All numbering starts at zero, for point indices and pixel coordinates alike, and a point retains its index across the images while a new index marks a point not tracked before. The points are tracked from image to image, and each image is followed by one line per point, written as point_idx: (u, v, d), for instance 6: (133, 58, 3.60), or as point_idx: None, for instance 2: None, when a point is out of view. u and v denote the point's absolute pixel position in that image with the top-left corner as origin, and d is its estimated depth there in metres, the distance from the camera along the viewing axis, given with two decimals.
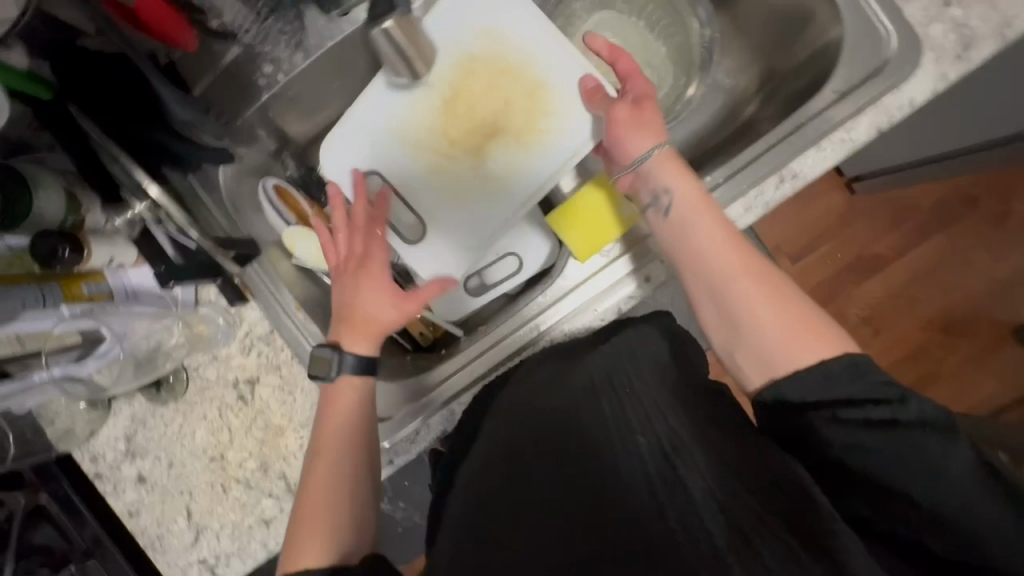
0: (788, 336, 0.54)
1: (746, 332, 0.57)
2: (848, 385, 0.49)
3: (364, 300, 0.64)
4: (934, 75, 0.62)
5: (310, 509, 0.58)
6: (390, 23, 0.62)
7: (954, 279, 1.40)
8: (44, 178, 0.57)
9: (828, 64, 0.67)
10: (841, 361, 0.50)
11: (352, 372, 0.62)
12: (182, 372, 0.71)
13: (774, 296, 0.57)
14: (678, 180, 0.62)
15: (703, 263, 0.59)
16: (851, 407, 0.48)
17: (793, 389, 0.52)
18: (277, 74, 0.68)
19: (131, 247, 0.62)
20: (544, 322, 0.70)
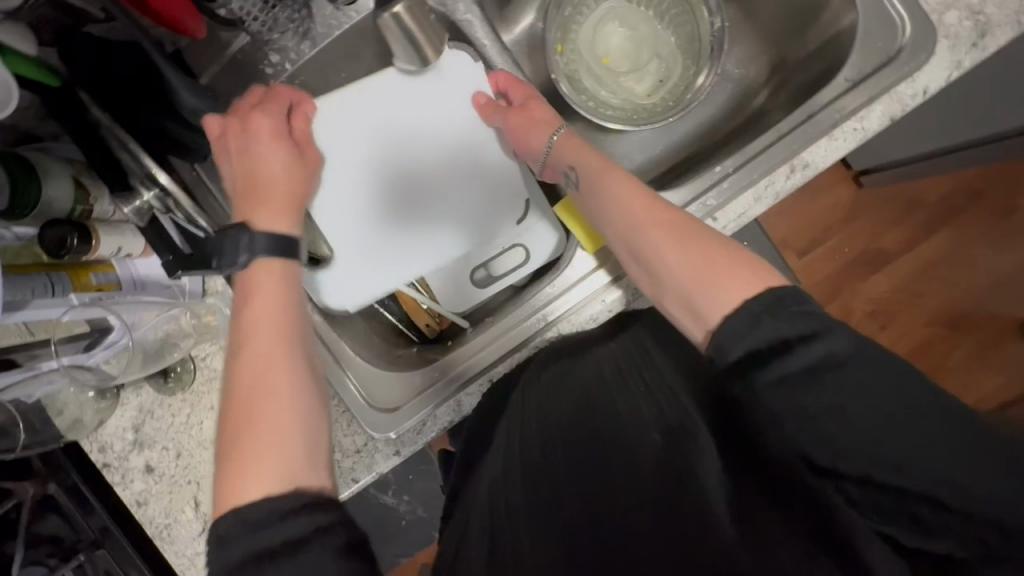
0: (701, 282, 0.50)
1: (669, 286, 0.52)
2: (766, 324, 0.44)
3: (262, 164, 0.57)
4: (949, 63, 0.61)
5: (244, 416, 0.46)
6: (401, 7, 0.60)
7: (965, 273, 1.39)
8: (52, 167, 0.57)
9: (841, 52, 0.67)
10: (758, 301, 0.46)
11: (266, 254, 0.53)
12: (190, 362, 0.71)
13: (681, 238, 0.53)
14: (572, 156, 0.64)
15: (622, 229, 0.56)
16: (780, 354, 0.43)
17: (727, 335, 0.46)
18: (285, 63, 0.68)
19: (140, 236, 0.63)
20: (551, 312, 0.70)
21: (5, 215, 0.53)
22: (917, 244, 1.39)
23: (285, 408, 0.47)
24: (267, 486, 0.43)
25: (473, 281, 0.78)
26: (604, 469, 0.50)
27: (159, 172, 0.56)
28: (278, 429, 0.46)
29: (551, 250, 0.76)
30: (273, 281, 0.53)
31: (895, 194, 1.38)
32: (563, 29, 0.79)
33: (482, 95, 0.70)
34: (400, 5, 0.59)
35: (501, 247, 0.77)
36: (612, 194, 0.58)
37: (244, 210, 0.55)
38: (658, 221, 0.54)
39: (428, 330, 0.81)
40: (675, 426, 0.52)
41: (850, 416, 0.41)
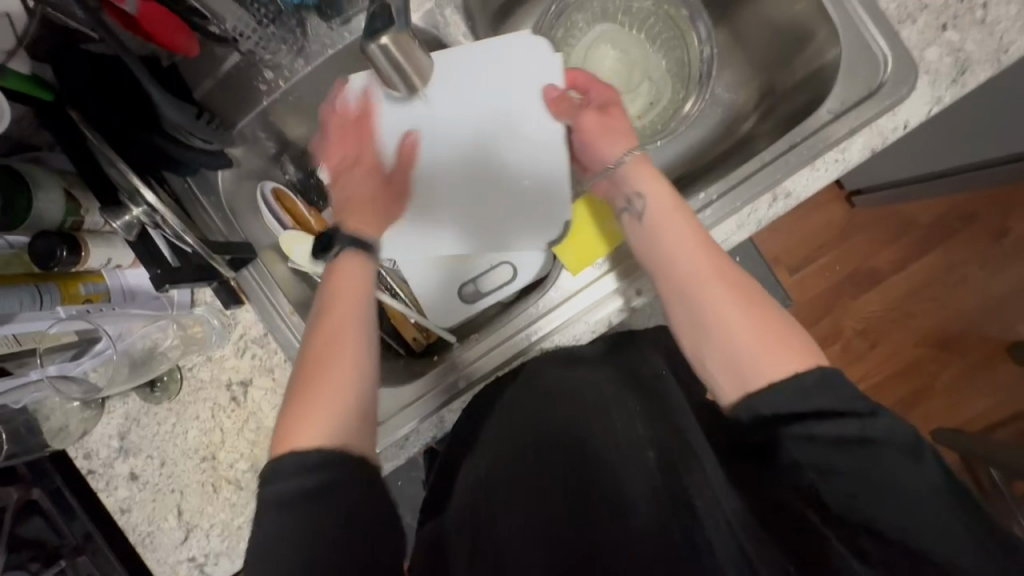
0: (754, 350, 0.52)
1: (714, 345, 0.54)
2: (816, 399, 0.48)
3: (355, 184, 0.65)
4: (929, 98, 0.62)
5: (315, 379, 0.52)
6: (385, 40, 0.54)
7: (955, 294, 1.40)
8: (44, 179, 0.57)
9: (825, 83, 0.68)
10: (812, 375, 0.49)
11: (354, 250, 0.60)
12: (176, 372, 0.72)
13: (742, 294, 0.55)
14: (650, 185, 0.62)
15: (680, 271, 0.57)
16: (817, 420, 0.47)
17: (772, 401, 0.49)
18: (278, 81, 0.69)
19: (129, 249, 0.64)
20: (535, 332, 0.71)
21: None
22: (907, 265, 1.40)
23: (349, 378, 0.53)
24: (321, 439, 0.49)
25: (461, 297, 0.79)
26: (595, 482, 0.49)
27: (144, 189, 0.56)
28: (338, 392, 0.51)
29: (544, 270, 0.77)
30: (359, 272, 0.59)
31: (886, 214, 1.39)
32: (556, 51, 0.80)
33: (551, 89, 0.68)
34: (387, 36, 0.53)
35: (489, 264, 0.78)
36: (677, 235, 0.58)
37: (342, 215, 0.64)
38: (716, 274, 0.55)
39: (415, 344, 0.82)
40: (671, 449, 0.51)
41: (868, 477, 0.44)
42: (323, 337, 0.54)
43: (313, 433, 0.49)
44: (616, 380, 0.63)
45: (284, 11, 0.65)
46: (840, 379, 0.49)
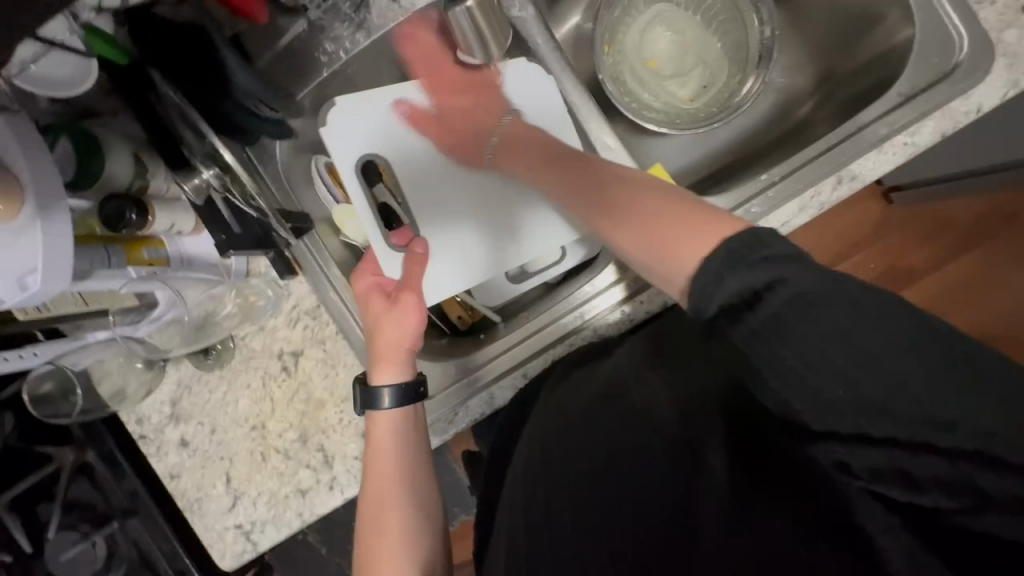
0: (666, 241, 0.50)
1: (629, 245, 0.54)
2: (742, 270, 0.43)
3: (387, 324, 0.61)
4: (1006, 81, 0.61)
5: (382, 527, 0.57)
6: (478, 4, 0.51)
7: (997, 296, 1.37)
8: (114, 143, 0.58)
9: (893, 67, 0.66)
10: (720, 254, 0.45)
11: (400, 403, 0.59)
12: (230, 341, 0.73)
13: (653, 209, 0.52)
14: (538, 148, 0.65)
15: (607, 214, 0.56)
16: (750, 309, 0.42)
17: (705, 297, 0.45)
18: (339, 52, 0.68)
19: (191, 214, 0.63)
20: (588, 311, 0.71)
21: (70, 187, 0.56)
22: (946, 262, 1.38)
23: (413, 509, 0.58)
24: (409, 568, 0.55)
25: (507, 277, 0.80)
26: (613, 464, 0.48)
27: (221, 149, 0.60)
28: (405, 531, 0.56)
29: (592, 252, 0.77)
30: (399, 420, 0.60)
31: (926, 211, 1.36)
32: (611, 31, 0.80)
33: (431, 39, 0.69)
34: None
35: None
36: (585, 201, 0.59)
37: (377, 368, 0.61)
38: (656, 199, 0.53)
39: (460, 322, 0.82)
40: (694, 418, 0.50)
41: (829, 361, 0.40)
42: (380, 500, 0.57)
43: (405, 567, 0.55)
44: (632, 361, 0.60)
45: None
46: (749, 248, 0.43)
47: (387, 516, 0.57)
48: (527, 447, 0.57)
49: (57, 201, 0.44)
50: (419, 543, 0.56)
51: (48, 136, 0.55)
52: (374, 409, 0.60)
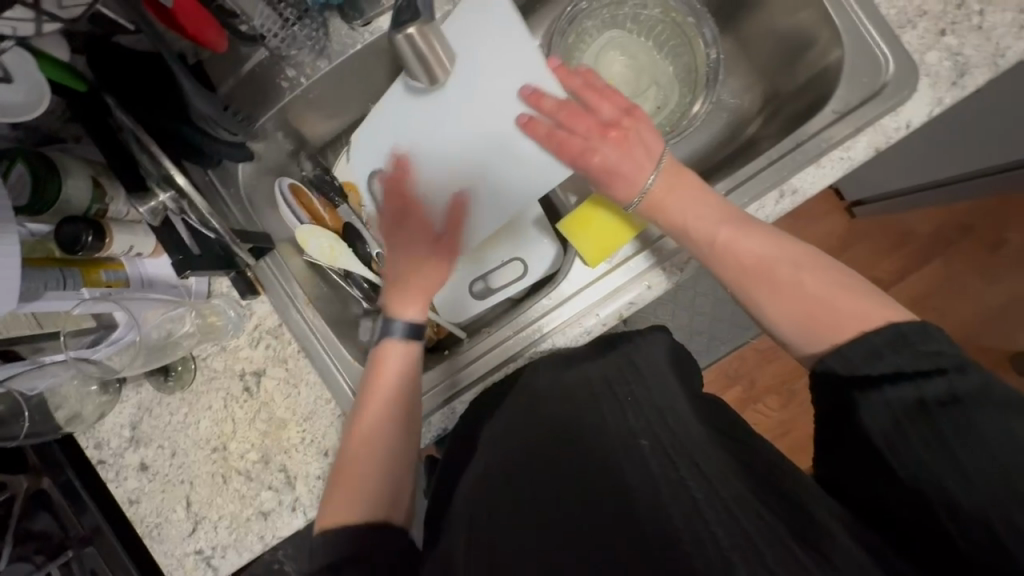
0: (822, 313, 0.56)
1: (774, 307, 0.59)
2: (893, 356, 0.49)
3: (419, 265, 0.69)
4: (930, 99, 0.64)
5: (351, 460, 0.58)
6: (412, 30, 0.60)
7: (961, 303, 1.41)
8: (72, 166, 0.59)
9: (829, 88, 0.70)
10: (886, 333, 0.50)
11: (400, 336, 0.64)
12: (191, 362, 0.73)
13: (800, 263, 0.59)
14: (678, 199, 0.65)
15: (726, 254, 0.62)
16: (891, 382, 0.48)
17: (837, 362, 0.52)
18: (300, 78, 0.71)
19: (151, 237, 0.64)
20: (545, 324, 0.72)
21: (20, 211, 0.55)
22: (910, 273, 1.42)
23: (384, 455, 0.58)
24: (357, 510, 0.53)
25: (472, 294, 0.80)
26: (591, 479, 0.49)
27: (175, 174, 0.58)
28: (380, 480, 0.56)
29: (550, 267, 0.79)
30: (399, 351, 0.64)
31: (888, 224, 1.41)
32: (567, 56, 0.83)
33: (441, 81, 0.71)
34: (415, 27, 0.60)
35: (501, 261, 0.81)
36: (720, 226, 0.62)
37: (397, 302, 0.66)
38: (763, 247, 0.60)
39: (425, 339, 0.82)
40: (664, 436, 0.50)
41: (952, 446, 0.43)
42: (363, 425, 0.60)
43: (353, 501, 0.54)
44: (607, 367, 0.61)
45: (310, 11, 0.67)
46: (934, 333, 0.48)
47: (372, 456, 0.58)
48: (486, 458, 0.57)
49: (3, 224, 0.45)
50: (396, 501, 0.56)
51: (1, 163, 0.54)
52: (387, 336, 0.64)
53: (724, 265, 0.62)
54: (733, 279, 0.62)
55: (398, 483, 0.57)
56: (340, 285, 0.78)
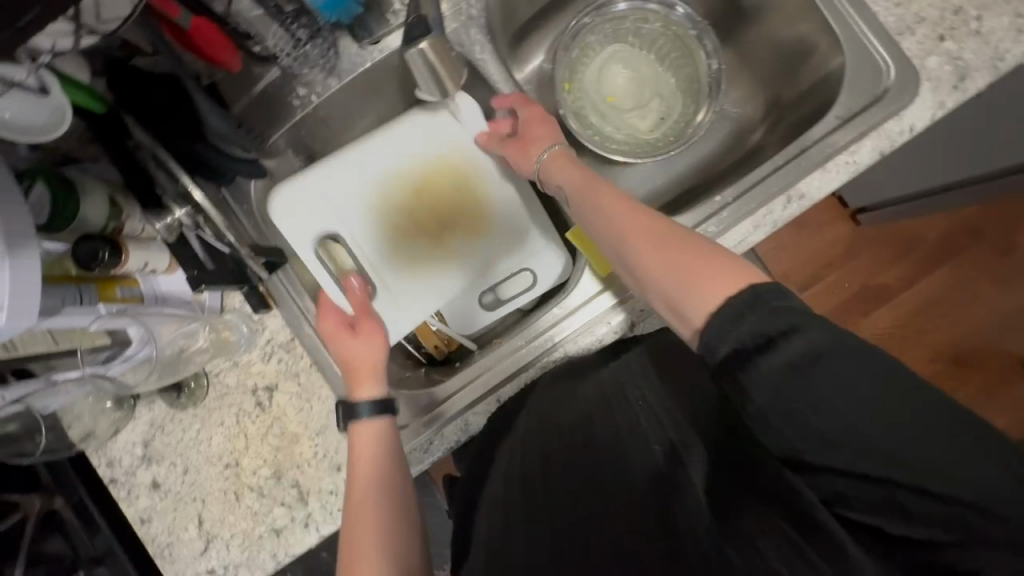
0: (679, 297, 0.48)
1: (656, 286, 0.51)
2: (745, 324, 0.42)
3: (355, 350, 0.65)
4: (932, 103, 0.65)
5: (357, 543, 0.54)
6: (425, 44, 0.62)
7: (974, 309, 1.40)
8: (90, 186, 0.60)
9: (830, 95, 0.71)
10: (740, 299, 0.43)
11: (371, 414, 0.61)
12: (203, 378, 0.73)
13: (660, 240, 0.51)
14: (568, 175, 0.63)
15: (609, 228, 0.56)
16: (761, 352, 0.41)
17: (715, 337, 0.43)
18: (311, 96, 0.72)
19: (165, 252, 0.65)
20: (558, 334, 0.72)
21: (43, 229, 0.56)
22: (918, 280, 1.41)
23: (385, 530, 0.55)
24: None
25: (482, 305, 0.79)
26: (604, 489, 0.50)
27: (193, 190, 0.59)
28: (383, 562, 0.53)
29: (552, 279, 0.80)
30: (370, 432, 0.61)
31: (892, 231, 1.41)
32: (571, 70, 0.85)
33: (484, 135, 0.73)
34: (427, 40, 0.62)
35: (510, 271, 0.79)
36: (606, 200, 0.57)
37: (350, 389, 0.64)
38: (631, 215, 0.54)
39: (436, 351, 0.82)
40: (675, 439, 0.52)
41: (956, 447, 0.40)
42: (359, 506, 0.57)
43: None
44: (614, 376, 0.61)
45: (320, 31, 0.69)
46: (777, 300, 0.42)
47: (370, 524, 0.55)
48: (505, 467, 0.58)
49: (25, 239, 0.45)
50: (410, 566, 0.54)
51: (23, 181, 0.55)
52: (355, 420, 0.61)
53: (620, 243, 0.54)
54: (619, 254, 0.54)
55: (407, 547, 0.55)
56: None
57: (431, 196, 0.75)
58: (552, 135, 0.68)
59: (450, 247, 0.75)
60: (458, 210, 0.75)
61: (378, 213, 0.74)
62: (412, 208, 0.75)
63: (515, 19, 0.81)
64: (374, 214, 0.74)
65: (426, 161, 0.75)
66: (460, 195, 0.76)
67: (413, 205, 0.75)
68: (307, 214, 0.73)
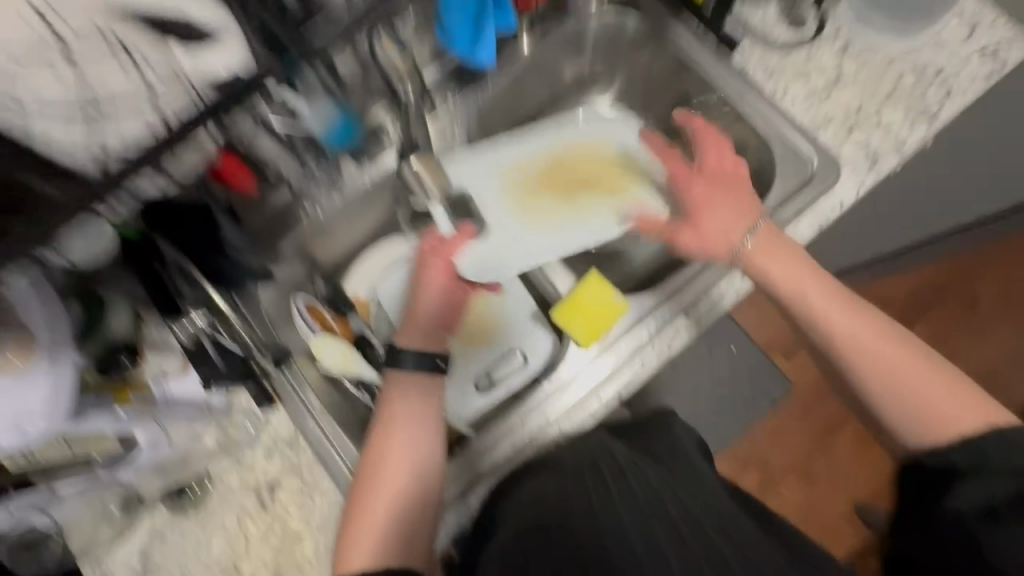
0: (919, 408, 0.60)
1: (885, 404, 0.62)
2: (1016, 457, 0.53)
3: (422, 301, 0.75)
4: (854, 183, 0.76)
5: (362, 510, 0.62)
6: (415, 160, 0.77)
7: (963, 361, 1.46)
8: (116, 299, 0.66)
9: (766, 179, 0.81)
10: (993, 437, 0.55)
11: (416, 369, 0.68)
12: (206, 481, 0.74)
13: (916, 360, 0.62)
14: (786, 266, 0.68)
15: (832, 331, 0.65)
16: (975, 475, 0.54)
17: (962, 454, 0.56)
18: (316, 209, 0.82)
19: (178, 356, 0.69)
20: (551, 409, 0.75)
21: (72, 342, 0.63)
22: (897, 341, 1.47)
23: (395, 494, 0.62)
24: (375, 557, 0.59)
25: (477, 390, 0.85)
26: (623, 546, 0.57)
27: (215, 296, 0.67)
28: (389, 523, 0.61)
29: (544, 358, 0.84)
30: (406, 392, 0.67)
31: (862, 295, 1.50)
32: None
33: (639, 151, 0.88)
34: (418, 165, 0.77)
35: (502, 355, 0.86)
36: (832, 298, 0.67)
37: (402, 330, 0.74)
38: (863, 326, 0.64)
39: None
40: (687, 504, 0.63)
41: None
42: (375, 469, 0.64)
43: (365, 554, 0.59)
44: (628, 452, 0.70)
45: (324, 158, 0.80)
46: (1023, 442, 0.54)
47: (383, 491, 0.62)
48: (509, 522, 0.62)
49: (65, 353, 0.52)
50: (411, 547, 0.61)
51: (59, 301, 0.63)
52: (396, 367, 0.69)
53: (841, 338, 0.65)
54: (840, 353, 0.65)
55: (413, 515, 0.62)
56: (351, 394, 0.80)
57: (574, 168, 0.90)
58: (745, 209, 0.73)
59: (582, 220, 0.88)
60: (592, 185, 0.89)
61: (527, 190, 0.88)
62: (550, 179, 0.89)
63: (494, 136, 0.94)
64: (507, 179, 0.88)
65: (617, 138, 0.91)
66: (607, 184, 0.89)
67: (553, 176, 0.89)
68: (477, 157, 0.87)
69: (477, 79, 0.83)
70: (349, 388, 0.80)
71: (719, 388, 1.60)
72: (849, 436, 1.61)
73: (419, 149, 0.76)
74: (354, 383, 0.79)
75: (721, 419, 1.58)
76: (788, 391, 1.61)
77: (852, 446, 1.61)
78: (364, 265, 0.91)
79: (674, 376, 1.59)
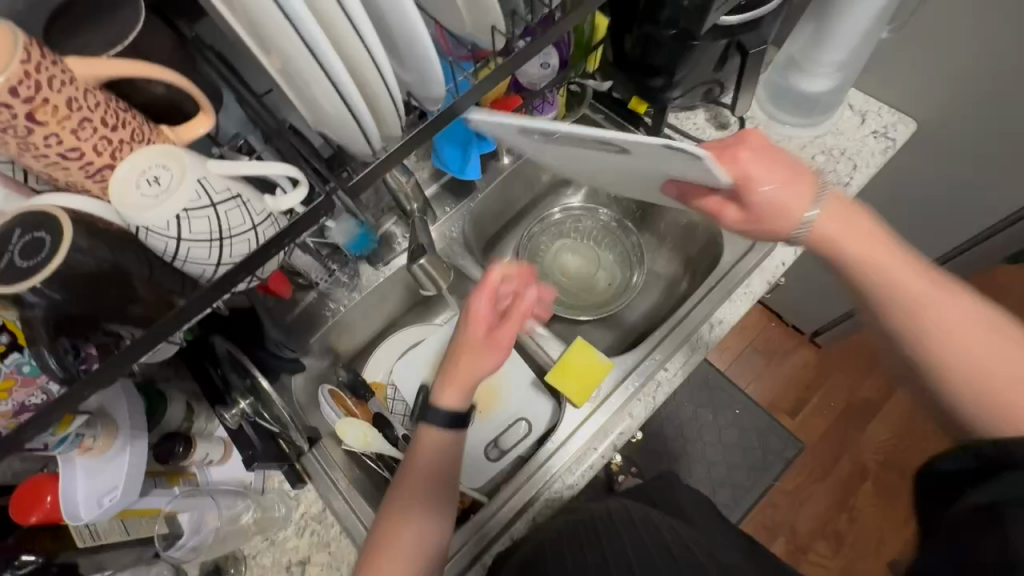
0: (999, 402, 0.56)
1: (959, 396, 0.59)
2: None
3: (468, 359, 0.73)
4: (790, 245, 0.91)
5: (380, 555, 0.67)
6: (425, 261, 0.87)
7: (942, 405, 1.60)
8: (173, 394, 0.77)
9: (718, 248, 0.96)
10: None
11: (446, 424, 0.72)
12: (241, 563, 0.79)
13: (976, 326, 0.59)
14: (855, 241, 0.64)
15: (917, 310, 0.61)
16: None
17: None
18: (340, 306, 0.96)
19: (220, 442, 0.80)
20: (554, 466, 0.82)
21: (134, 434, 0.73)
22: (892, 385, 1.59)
23: (414, 541, 0.67)
24: None
25: (488, 458, 0.92)
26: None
27: (259, 381, 0.76)
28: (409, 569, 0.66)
29: (542, 424, 0.93)
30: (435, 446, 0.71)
31: None
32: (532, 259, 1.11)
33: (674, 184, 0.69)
34: (424, 259, 0.86)
35: (508, 423, 0.94)
36: (895, 260, 0.63)
37: (438, 392, 0.73)
38: (953, 301, 0.61)
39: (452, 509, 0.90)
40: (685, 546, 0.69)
41: None
42: (399, 516, 0.68)
43: None
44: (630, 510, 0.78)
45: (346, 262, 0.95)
46: None
47: (403, 538, 0.67)
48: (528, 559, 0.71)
49: (139, 431, 0.64)
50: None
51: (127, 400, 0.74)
52: (427, 422, 0.72)
53: (916, 306, 0.61)
54: (921, 327, 0.61)
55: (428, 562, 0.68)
56: (370, 467, 0.89)
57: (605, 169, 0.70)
58: (799, 172, 0.66)
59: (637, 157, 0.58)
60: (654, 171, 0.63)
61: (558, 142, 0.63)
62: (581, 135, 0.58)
63: (486, 233, 1.10)
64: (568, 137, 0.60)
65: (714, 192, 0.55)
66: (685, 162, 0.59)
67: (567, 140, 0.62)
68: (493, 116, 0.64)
69: (469, 190, 1.01)
70: (370, 463, 0.89)
71: (729, 452, 1.61)
72: (869, 494, 1.59)
73: (427, 251, 0.86)
74: (367, 457, 0.89)
75: (736, 485, 1.57)
76: (799, 450, 1.63)
77: (874, 504, 1.58)
78: (379, 352, 1.03)
79: (682, 443, 1.62)
